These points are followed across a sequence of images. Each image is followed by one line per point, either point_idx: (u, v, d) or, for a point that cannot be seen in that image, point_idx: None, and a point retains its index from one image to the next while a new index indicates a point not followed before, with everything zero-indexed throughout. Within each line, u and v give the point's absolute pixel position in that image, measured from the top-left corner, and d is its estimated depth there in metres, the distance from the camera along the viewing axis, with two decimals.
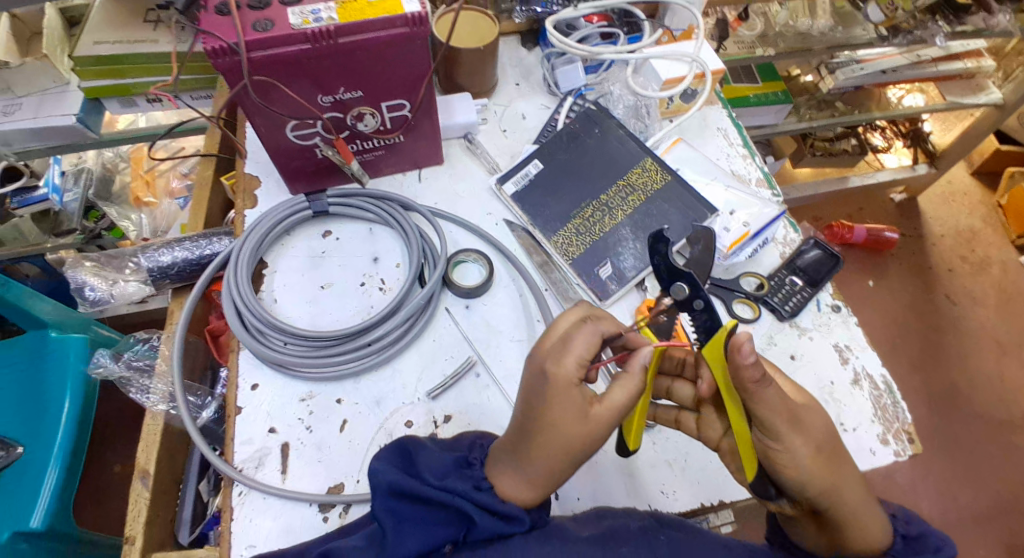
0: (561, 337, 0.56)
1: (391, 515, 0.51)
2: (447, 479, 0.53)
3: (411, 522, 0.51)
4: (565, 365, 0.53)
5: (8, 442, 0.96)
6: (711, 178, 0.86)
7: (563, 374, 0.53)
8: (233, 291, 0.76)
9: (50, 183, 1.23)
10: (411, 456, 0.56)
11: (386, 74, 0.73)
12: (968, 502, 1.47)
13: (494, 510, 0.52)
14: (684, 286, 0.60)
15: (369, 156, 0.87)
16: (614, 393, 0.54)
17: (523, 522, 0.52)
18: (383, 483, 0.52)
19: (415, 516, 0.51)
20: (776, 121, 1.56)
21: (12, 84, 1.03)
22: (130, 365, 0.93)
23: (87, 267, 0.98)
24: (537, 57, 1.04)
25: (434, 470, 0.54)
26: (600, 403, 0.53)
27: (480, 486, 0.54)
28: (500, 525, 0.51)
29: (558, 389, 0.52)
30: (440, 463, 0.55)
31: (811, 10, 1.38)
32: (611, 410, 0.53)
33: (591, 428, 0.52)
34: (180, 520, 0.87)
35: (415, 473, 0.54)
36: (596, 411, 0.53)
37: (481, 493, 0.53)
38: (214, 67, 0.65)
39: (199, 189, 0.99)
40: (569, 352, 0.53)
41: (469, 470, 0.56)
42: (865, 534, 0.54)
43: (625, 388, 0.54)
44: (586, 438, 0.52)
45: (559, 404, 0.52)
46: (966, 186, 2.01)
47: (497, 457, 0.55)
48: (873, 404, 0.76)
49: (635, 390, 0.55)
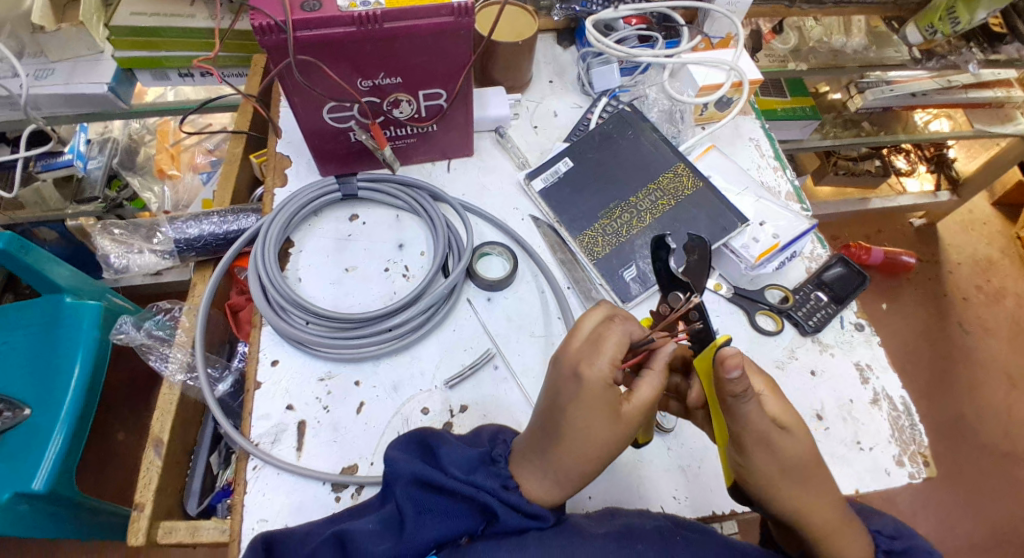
0: (592, 335, 0.55)
1: (413, 504, 0.51)
2: (472, 473, 0.53)
3: (430, 513, 0.51)
4: (596, 365, 0.52)
5: (16, 403, 0.97)
6: (743, 188, 0.86)
7: (594, 375, 0.52)
8: (259, 267, 0.77)
9: (74, 150, 1.24)
10: (433, 451, 0.56)
11: (426, 63, 0.73)
12: (968, 532, 1.46)
13: (518, 508, 0.52)
14: (680, 295, 0.61)
15: (401, 143, 0.87)
16: (642, 390, 0.55)
17: (545, 519, 0.52)
18: (404, 473, 0.53)
19: (436, 506, 0.51)
20: (801, 137, 1.54)
21: (46, 49, 1.04)
22: (151, 334, 0.93)
23: (112, 235, 0.99)
24: (571, 56, 1.04)
25: (459, 464, 0.54)
26: (630, 400, 0.54)
27: (507, 485, 0.54)
28: (523, 522, 0.52)
29: (592, 392, 0.52)
30: (466, 457, 0.55)
31: (845, 28, 1.37)
32: (640, 408, 0.54)
33: (621, 429, 0.53)
34: (190, 491, 0.88)
35: (439, 466, 0.54)
36: (627, 411, 0.53)
37: (508, 492, 0.53)
38: (260, 44, 0.65)
39: (228, 165, 1.00)
40: (600, 354, 0.53)
41: (495, 467, 0.56)
42: (850, 553, 0.52)
43: (651, 384, 0.55)
44: (613, 438, 0.53)
45: (591, 404, 0.52)
46: (986, 215, 2.00)
47: (521, 457, 0.55)
48: (890, 424, 0.76)
49: (659, 385, 0.56)
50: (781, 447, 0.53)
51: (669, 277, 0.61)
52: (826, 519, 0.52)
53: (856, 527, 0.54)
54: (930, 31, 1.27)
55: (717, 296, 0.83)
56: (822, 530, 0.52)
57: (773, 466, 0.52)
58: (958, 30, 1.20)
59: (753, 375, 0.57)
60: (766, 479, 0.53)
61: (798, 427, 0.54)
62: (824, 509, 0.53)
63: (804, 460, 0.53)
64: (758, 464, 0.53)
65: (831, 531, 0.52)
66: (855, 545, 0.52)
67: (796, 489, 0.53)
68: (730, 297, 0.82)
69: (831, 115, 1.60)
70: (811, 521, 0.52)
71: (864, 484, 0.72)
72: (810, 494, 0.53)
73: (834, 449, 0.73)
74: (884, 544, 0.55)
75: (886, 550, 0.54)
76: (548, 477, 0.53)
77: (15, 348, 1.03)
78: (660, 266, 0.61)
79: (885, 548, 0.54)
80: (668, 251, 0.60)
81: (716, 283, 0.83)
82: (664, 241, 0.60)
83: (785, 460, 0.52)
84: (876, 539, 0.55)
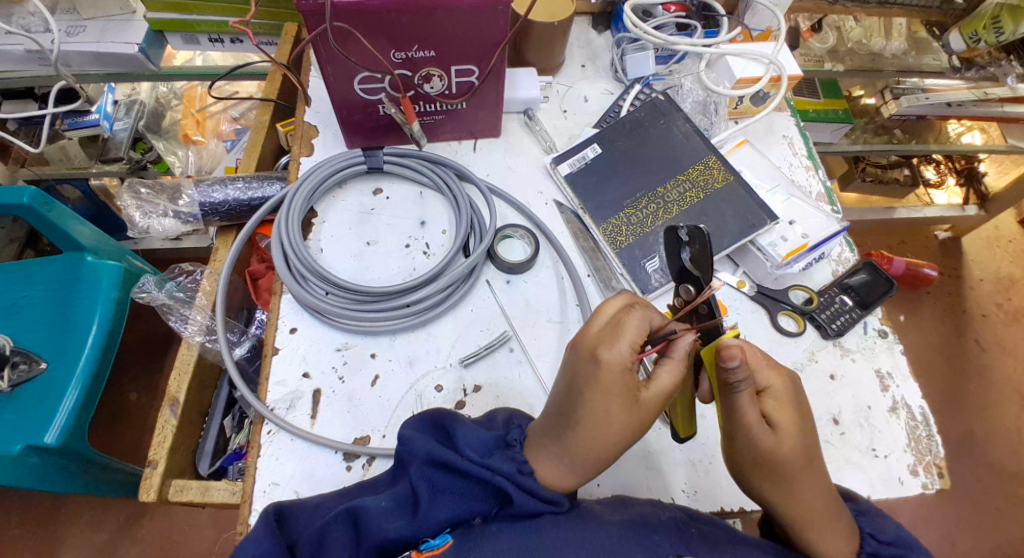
0: (611, 320, 0.55)
1: (427, 484, 0.51)
2: (488, 457, 0.53)
3: (445, 493, 0.52)
4: (618, 350, 0.52)
5: (33, 356, 0.99)
6: (774, 185, 0.84)
7: (614, 359, 0.52)
8: (282, 235, 0.77)
9: (102, 110, 1.24)
10: (449, 433, 0.55)
11: (461, 38, 0.72)
12: (968, 548, 1.45)
13: (533, 493, 0.51)
14: (692, 287, 0.60)
15: (430, 119, 0.86)
16: (661, 378, 0.54)
17: (560, 505, 0.52)
18: (420, 453, 0.52)
19: (450, 487, 0.52)
20: (831, 140, 1.50)
21: (79, 6, 1.04)
22: (172, 295, 0.94)
23: (137, 196, 0.99)
24: (606, 42, 1.02)
25: (475, 446, 0.54)
26: (648, 388, 0.53)
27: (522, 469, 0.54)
28: (538, 506, 0.51)
29: (611, 376, 0.52)
30: (481, 440, 0.55)
31: (885, 30, 1.33)
32: (659, 397, 0.53)
33: (639, 416, 0.52)
34: (202, 452, 0.89)
35: (454, 446, 0.54)
36: (644, 398, 0.52)
37: (523, 476, 0.52)
38: (297, 8, 0.65)
39: (255, 133, 1.00)
40: (620, 337, 0.53)
41: (511, 452, 0.55)
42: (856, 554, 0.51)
43: (672, 373, 0.54)
44: (632, 426, 0.52)
45: (607, 386, 0.51)
46: (1012, 233, 1.95)
47: (536, 441, 0.55)
48: (907, 434, 0.74)
49: (679, 374, 0.54)
50: (788, 445, 0.52)
51: (679, 267, 0.60)
52: (824, 519, 0.52)
53: (853, 530, 0.53)
54: (974, 38, 1.24)
55: (740, 294, 0.82)
56: (828, 531, 0.51)
57: (788, 463, 0.51)
58: (1001, 40, 1.17)
59: (774, 369, 0.56)
60: (773, 474, 0.52)
61: (804, 425, 0.54)
62: (826, 510, 0.52)
63: (810, 459, 0.52)
64: (768, 461, 0.52)
65: (833, 533, 0.52)
66: (850, 548, 0.52)
67: (807, 488, 0.52)
68: (753, 297, 0.81)
69: (863, 120, 1.55)
70: (809, 520, 0.52)
71: (877, 491, 0.71)
72: (820, 492, 0.52)
73: (848, 454, 0.72)
74: (869, 546, 0.52)
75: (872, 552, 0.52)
76: (561, 460, 0.53)
77: (33, 302, 1.05)
78: (672, 258, 0.60)
79: (870, 550, 0.52)
80: (682, 243, 0.59)
81: (740, 281, 0.82)
82: (676, 233, 0.59)
83: (798, 458, 0.52)
84: (864, 541, 0.53)
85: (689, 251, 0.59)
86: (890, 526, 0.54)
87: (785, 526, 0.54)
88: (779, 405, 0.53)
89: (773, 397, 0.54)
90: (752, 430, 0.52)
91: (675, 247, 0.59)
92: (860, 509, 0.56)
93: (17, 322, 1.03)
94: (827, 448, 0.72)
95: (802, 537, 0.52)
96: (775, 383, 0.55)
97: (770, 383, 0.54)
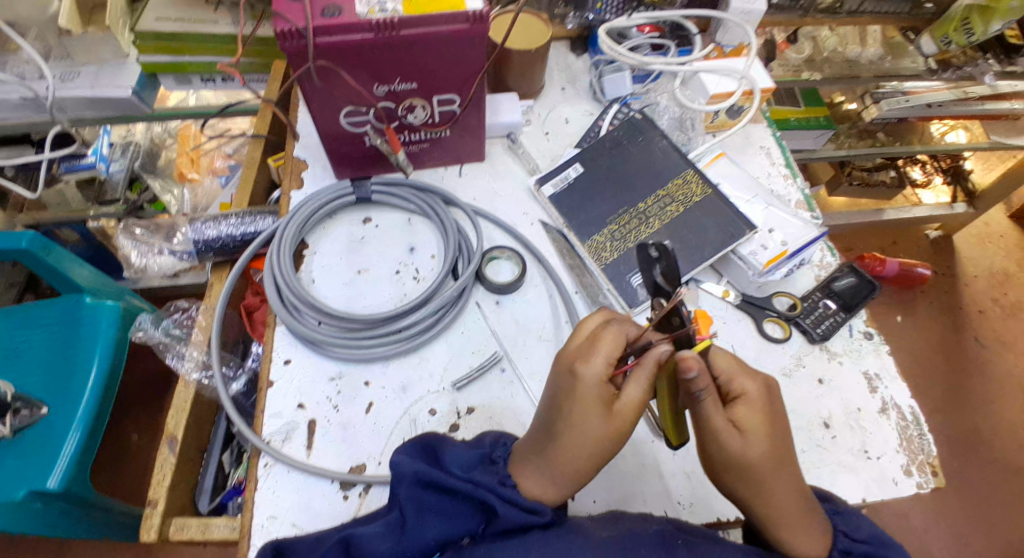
0: (588, 336, 0.57)
1: (415, 504, 0.52)
2: (471, 472, 0.55)
3: (432, 512, 0.52)
4: (594, 364, 0.54)
5: (34, 401, 0.99)
6: (752, 196, 0.86)
7: (590, 372, 0.54)
8: (275, 269, 0.79)
9: (98, 152, 1.30)
10: (436, 453, 0.57)
11: (442, 69, 0.75)
12: (984, 551, 1.43)
13: (515, 502, 0.53)
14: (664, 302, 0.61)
15: (415, 148, 0.89)
16: (630, 388, 0.54)
17: (544, 515, 0.53)
18: (408, 474, 0.53)
19: (438, 507, 0.53)
20: (815, 146, 1.54)
21: (73, 52, 1.07)
22: (169, 332, 0.95)
23: (134, 236, 1.02)
24: (584, 64, 1.05)
25: (460, 463, 0.56)
26: (620, 399, 0.54)
27: (504, 482, 0.55)
28: (523, 516, 0.52)
29: (587, 388, 0.54)
30: (466, 458, 0.57)
31: (860, 38, 1.37)
32: (632, 405, 0.54)
33: (618, 428, 0.53)
34: (202, 489, 0.89)
35: (440, 465, 0.55)
36: (618, 409, 0.54)
37: (505, 488, 0.54)
38: (281, 50, 0.68)
39: (246, 170, 1.02)
40: (596, 352, 0.55)
41: (493, 467, 0.57)
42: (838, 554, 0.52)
43: (641, 381, 0.54)
44: (609, 436, 0.53)
45: (582, 396, 0.53)
46: (1003, 228, 1.97)
47: (521, 458, 0.56)
48: (898, 434, 0.75)
49: (647, 384, 0.54)
50: (757, 448, 0.53)
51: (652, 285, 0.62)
52: (796, 520, 0.53)
53: (829, 528, 0.54)
54: (945, 40, 1.28)
55: (725, 303, 0.83)
56: (809, 538, 0.52)
57: (768, 471, 0.52)
58: (973, 40, 1.20)
59: (750, 378, 0.56)
60: (754, 482, 0.53)
61: (784, 432, 0.55)
62: (798, 511, 0.53)
63: (782, 462, 0.53)
64: (738, 466, 0.53)
65: (803, 531, 0.52)
66: (822, 544, 0.53)
67: (787, 491, 0.53)
68: (737, 305, 0.83)
69: (845, 125, 1.58)
70: (783, 518, 0.53)
71: (871, 493, 0.71)
72: (798, 495, 0.53)
73: (841, 457, 0.73)
74: (842, 544, 0.53)
75: (843, 549, 0.53)
76: (545, 475, 0.54)
77: (35, 345, 1.06)
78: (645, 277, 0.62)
79: (844, 547, 0.53)
80: (652, 260, 0.61)
81: (724, 290, 0.83)
82: (647, 251, 0.62)
83: (777, 467, 0.53)
84: (837, 538, 0.54)
85: (660, 267, 0.61)
86: (864, 523, 0.55)
87: (760, 529, 0.55)
88: (754, 412, 0.54)
89: (750, 404, 0.55)
90: (720, 436, 0.53)
91: (647, 265, 0.61)
92: (842, 510, 0.57)
93: (17, 366, 1.04)
94: (819, 453, 0.73)
95: (776, 539, 0.53)
96: (749, 391, 0.55)
97: (744, 390, 0.55)
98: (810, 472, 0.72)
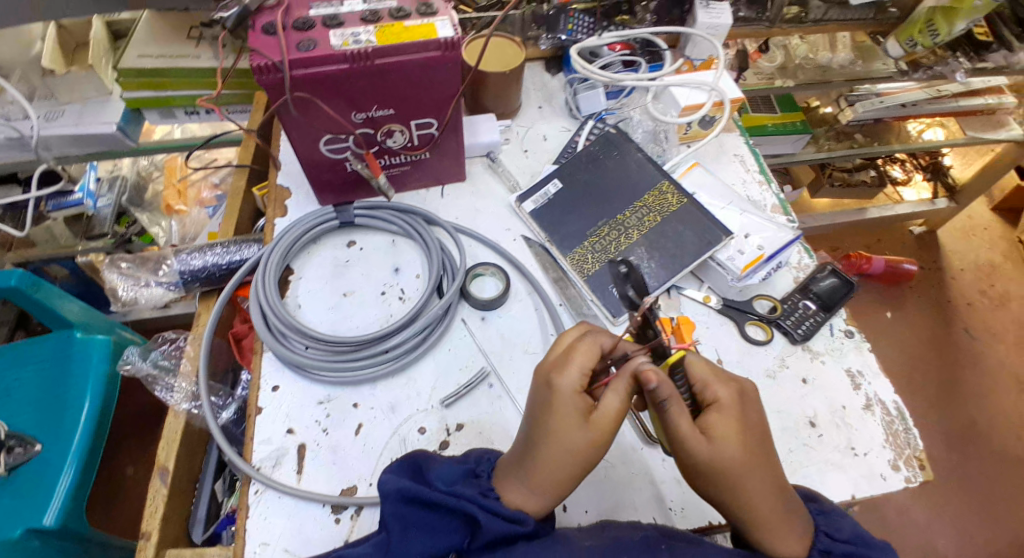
0: (564, 349, 0.59)
1: (399, 521, 0.53)
2: (454, 485, 0.55)
3: (416, 529, 0.53)
4: (568, 375, 0.56)
5: (28, 439, 0.99)
6: (727, 203, 0.88)
7: (566, 383, 0.56)
8: (260, 296, 0.79)
9: (85, 188, 1.29)
10: (421, 470, 0.57)
11: (418, 96, 0.77)
12: (987, 543, 1.43)
13: (497, 513, 0.53)
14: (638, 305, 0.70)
15: (396, 171, 0.90)
16: (608, 399, 0.55)
17: (526, 523, 0.53)
18: (391, 491, 0.54)
19: (422, 522, 0.53)
20: (794, 150, 1.57)
21: (57, 92, 1.09)
22: (157, 363, 0.95)
23: (121, 269, 1.02)
24: (560, 82, 1.08)
25: (443, 477, 0.56)
26: (598, 410, 0.55)
27: (487, 493, 0.55)
28: (505, 526, 0.52)
29: (564, 400, 0.55)
30: (449, 472, 0.57)
31: (830, 45, 1.41)
32: (609, 416, 0.55)
33: (598, 438, 0.54)
34: (195, 519, 0.89)
35: (424, 480, 0.56)
36: (597, 417, 0.55)
37: (487, 499, 0.54)
38: (259, 84, 0.69)
39: (231, 199, 1.04)
40: (570, 364, 0.56)
41: (477, 480, 0.57)
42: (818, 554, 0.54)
43: (619, 392, 0.55)
44: (588, 445, 0.54)
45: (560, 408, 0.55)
46: (986, 221, 2.00)
47: (504, 472, 0.57)
48: (884, 430, 0.76)
49: (625, 393, 0.55)
50: (727, 451, 0.54)
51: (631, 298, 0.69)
52: (777, 519, 0.54)
53: (809, 528, 0.56)
54: (910, 43, 1.28)
55: (707, 308, 0.84)
56: (785, 540, 0.54)
57: (743, 476, 0.54)
58: (939, 41, 1.21)
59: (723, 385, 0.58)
60: (735, 486, 0.54)
61: (762, 436, 0.57)
62: (777, 511, 0.54)
63: (755, 464, 0.54)
64: (713, 471, 0.54)
65: (784, 533, 0.54)
66: (801, 545, 0.54)
67: (765, 495, 0.54)
68: (719, 310, 0.84)
69: (823, 128, 1.61)
70: (763, 519, 0.54)
71: (860, 490, 0.72)
72: (776, 498, 0.54)
73: (828, 456, 0.74)
74: (823, 543, 0.55)
75: (823, 549, 0.55)
76: (528, 488, 0.54)
77: (28, 382, 1.05)
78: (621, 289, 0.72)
79: (823, 547, 0.55)
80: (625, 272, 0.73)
81: (705, 296, 0.84)
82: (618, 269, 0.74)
83: (756, 471, 0.54)
84: (817, 538, 0.56)
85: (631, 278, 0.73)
86: (846, 524, 0.57)
87: (743, 533, 0.56)
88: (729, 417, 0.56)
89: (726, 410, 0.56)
90: (687, 442, 0.54)
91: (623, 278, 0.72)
92: (823, 510, 0.59)
93: (11, 407, 1.03)
94: (806, 452, 0.74)
95: (758, 542, 0.54)
96: (722, 398, 0.57)
97: (717, 397, 0.57)
98: (798, 472, 0.72)
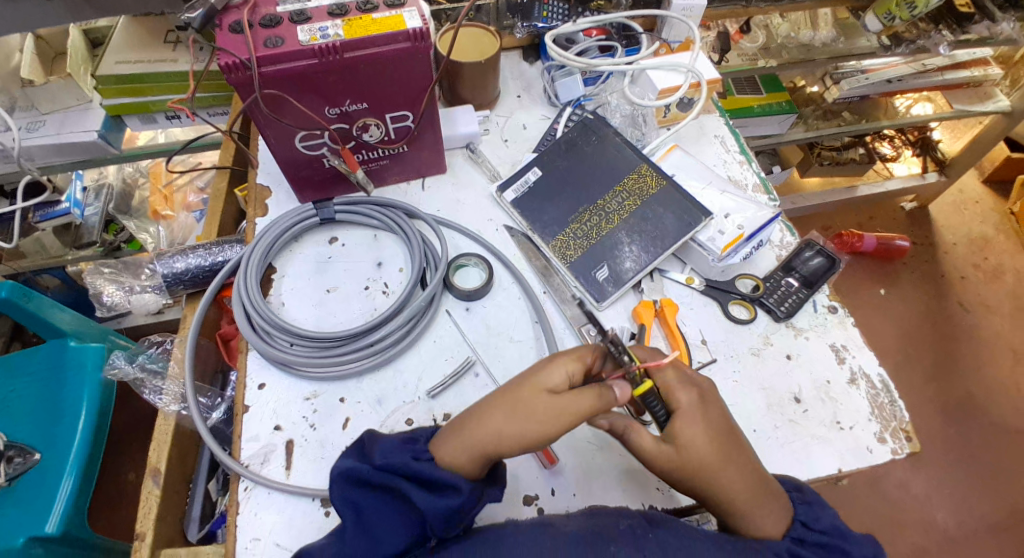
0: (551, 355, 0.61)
1: (348, 504, 0.54)
2: (387, 457, 0.55)
3: (367, 510, 0.54)
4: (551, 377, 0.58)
5: (26, 448, 0.99)
6: (706, 183, 0.88)
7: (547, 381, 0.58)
8: (243, 295, 0.79)
9: (72, 198, 1.28)
10: (365, 448, 0.58)
11: (391, 88, 0.77)
12: (986, 514, 1.43)
13: (431, 478, 0.54)
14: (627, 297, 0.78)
15: (374, 166, 0.90)
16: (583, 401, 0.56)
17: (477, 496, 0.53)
18: (335, 478, 0.55)
19: (371, 502, 0.54)
20: (781, 130, 1.56)
21: (37, 102, 1.07)
22: (143, 367, 0.95)
23: (105, 275, 1.03)
24: (537, 71, 1.07)
25: (380, 450, 0.56)
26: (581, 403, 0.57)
27: (419, 456, 0.56)
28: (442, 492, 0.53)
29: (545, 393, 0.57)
30: (386, 442, 0.57)
31: (811, 22, 1.39)
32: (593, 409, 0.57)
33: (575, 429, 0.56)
34: (190, 518, 0.90)
35: (367, 458, 0.56)
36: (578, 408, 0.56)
37: (418, 464, 0.55)
38: (228, 83, 0.69)
39: (213, 202, 1.03)
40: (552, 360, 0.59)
41: (413, 443, 0.58)
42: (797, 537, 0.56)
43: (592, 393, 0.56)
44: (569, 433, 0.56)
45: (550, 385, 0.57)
46: (977, 193, 2.01)
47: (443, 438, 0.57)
48: (869, 403, 0.77)
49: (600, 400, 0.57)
50: (708, 439, 0.58)
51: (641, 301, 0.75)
52: (754, 504, 0.57)
53: (786, 514, 0.58)
54: (888, 17, 1.27)
55: (690, 289, 0.84)
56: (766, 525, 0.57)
57: (721, 465, 0.57)
58: (915, 14, 1.20)
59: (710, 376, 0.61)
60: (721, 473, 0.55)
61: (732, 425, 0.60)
62: (755, 494, 0.57)
63: (734, 451, 0.58)
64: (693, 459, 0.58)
65: (760, 517, 0.57)
66: (775, 528, 0.57)
67: (740, 479, 0.57)
68: (702, 290, 0.84)
69: (809, 107, 1.62)
70: (743, 502, 0.57)
71: (847, 463, 0.73)
72: (753, 483, 0.58)
73: (814, 431, 0.74)
74: (797, 531, 0.57)
75: (796, 536, 0.57)
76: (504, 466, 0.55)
77: (21, 394, 1.05)
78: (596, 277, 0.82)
79: (798, 533, 0.57)
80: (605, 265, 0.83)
81: (688, 277, 0.85)
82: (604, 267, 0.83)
83: (728, 458, 0.57)
84: (794, 525, 0.58)
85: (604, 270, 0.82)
86: (825, 514, 0.59)
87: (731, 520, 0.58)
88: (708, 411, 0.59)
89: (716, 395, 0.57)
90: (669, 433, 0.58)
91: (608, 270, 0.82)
92: (805, 499, 0.61)
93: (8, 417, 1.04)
94: (792, 428, 0.74)
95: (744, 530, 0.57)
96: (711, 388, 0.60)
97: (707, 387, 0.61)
98: (785, 449, 0.73)
